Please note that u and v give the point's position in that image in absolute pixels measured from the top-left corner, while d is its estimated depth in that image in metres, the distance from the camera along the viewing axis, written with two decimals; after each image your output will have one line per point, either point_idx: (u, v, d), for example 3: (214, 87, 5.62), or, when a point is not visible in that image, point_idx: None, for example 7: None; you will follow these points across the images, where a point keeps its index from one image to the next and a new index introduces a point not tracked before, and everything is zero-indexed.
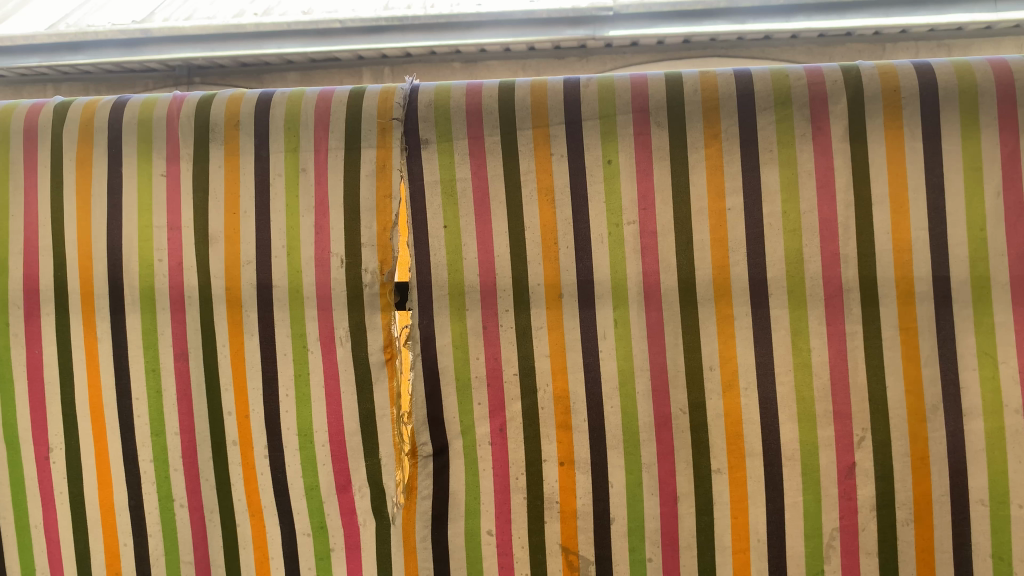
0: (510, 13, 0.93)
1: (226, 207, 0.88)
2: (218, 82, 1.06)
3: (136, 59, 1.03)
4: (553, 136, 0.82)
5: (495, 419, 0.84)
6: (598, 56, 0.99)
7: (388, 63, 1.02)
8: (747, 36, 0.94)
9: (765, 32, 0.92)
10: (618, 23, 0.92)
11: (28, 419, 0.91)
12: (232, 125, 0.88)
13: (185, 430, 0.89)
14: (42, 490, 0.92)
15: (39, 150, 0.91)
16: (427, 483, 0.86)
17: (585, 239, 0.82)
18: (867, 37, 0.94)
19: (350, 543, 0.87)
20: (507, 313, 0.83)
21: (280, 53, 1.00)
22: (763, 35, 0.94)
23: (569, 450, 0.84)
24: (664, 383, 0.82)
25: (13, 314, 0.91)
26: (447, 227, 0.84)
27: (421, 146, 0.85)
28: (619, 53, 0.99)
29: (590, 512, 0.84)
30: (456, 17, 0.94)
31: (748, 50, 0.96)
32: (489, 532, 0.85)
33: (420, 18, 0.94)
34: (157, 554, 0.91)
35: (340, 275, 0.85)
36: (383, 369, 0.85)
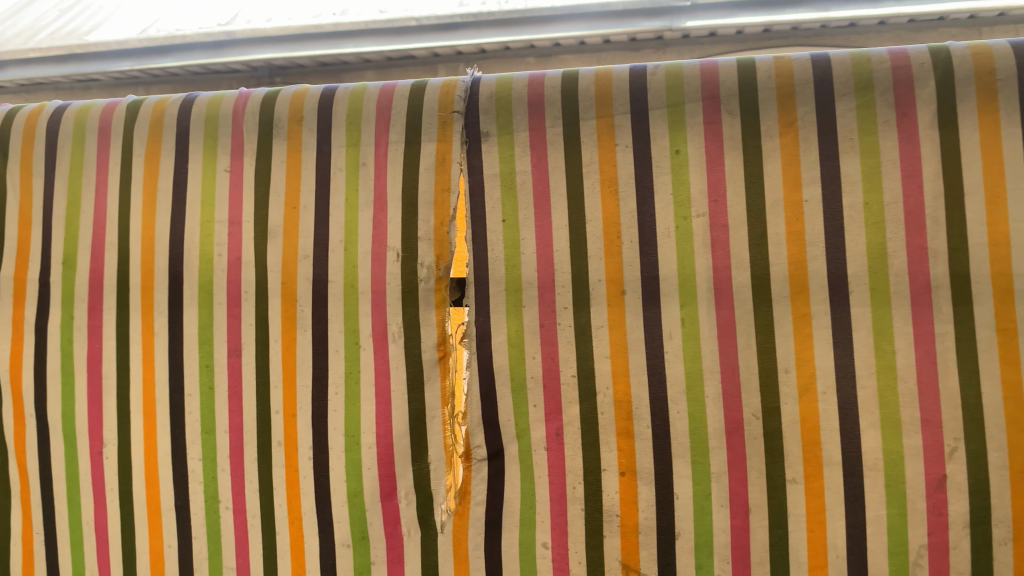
0: (585, 6, 0.91)
1: (286, 201, 0.87)
2: (297, 81, 1.08)
3: (220, 61, 1.04)
4: (617, 126, 0.79)
5: (552, 422, 0.80)
6: (676, 48, 0.96)
7: (463, 60, 1.02)
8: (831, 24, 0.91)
9: (850, 19, 0.88)
10: (696, 13, 0.89)
11: (85, 412, 0.91)
12: (295, 121, 0.87)
13: (234, 428, 0.87)
14: (95, 486, 0.91)
15: (112, 148, 0.92)
16: (481, 489, 0.82)
17: (651, 233, 0.78)
18: (962, 20, 0.90)
19: (392, 556, 0.84)
20: (566, 311, 0.80)
21: (357, 53, 1.00)
22: (848, 22, 0.90)
23: (631, 459, 0.79)
24: (735, 386, 0.77)
25: (78, 308, 0.92)
26: (506, 221, 0.81)
27: (481, 139, 0.82)
28: (696, 43, 0.96)
29: (653, 526, 0.79)
30: (531, 11, 0.92)
31: (833, 38, 0.93)
32: (545, 545, 0.81)
33: (495, 14, 0.92)
34: (201, 557, 0.89)
35: (395, 269, 0.83)
36: (436, 368, 0.82)
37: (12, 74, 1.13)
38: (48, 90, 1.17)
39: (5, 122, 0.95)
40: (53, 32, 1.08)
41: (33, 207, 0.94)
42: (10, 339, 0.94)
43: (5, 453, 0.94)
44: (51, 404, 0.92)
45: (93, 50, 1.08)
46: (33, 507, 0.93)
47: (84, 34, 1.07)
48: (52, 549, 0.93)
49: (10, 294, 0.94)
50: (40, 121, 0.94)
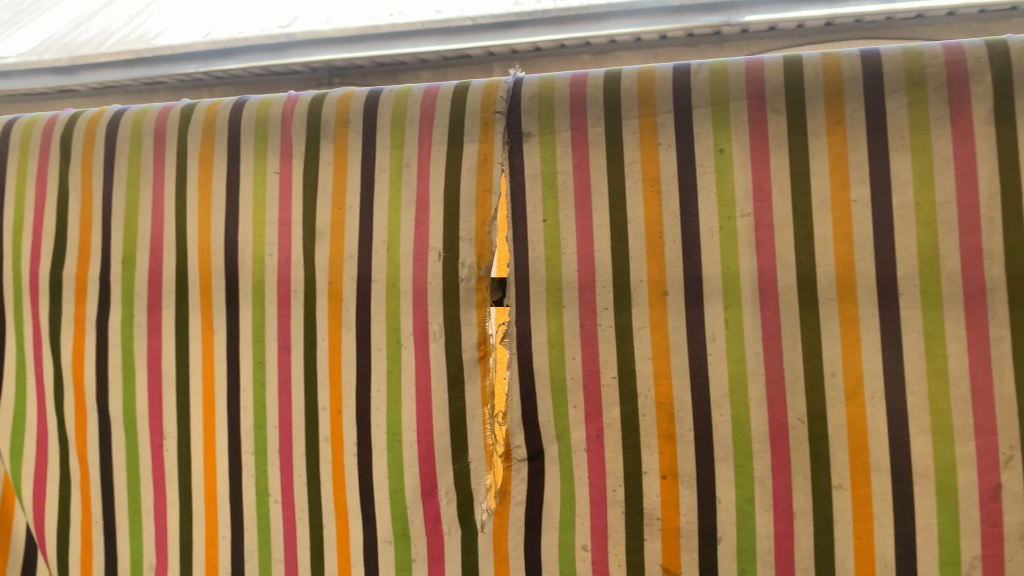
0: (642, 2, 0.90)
1: (333, 203, 0.88)
2: (356, 82, 1.09)
3: (280, 63, 1.06)
4: (660, 125, 0.78)
5: (592, 424, 0.80)
6: (734, 42, 0.95)
7: (518, 58, 1.02)
8: (896, 16, 0.89)
9: (916, 11, 0.87)
10: (755, 7, 0.88)
11: (146, 406, 0.94)
12: (342, 123, 0.88)
13: (283, 424, 0.89)
14: (156, 477, 0.94)
15: (167, 151, 0.94)
16: (521, 489, 0.82)
17: (694, 233, 0.77)
18: None
19: (433, 553, 0.85)
20: (607, 311, 0.79)
21: (414, 53, 1.01)
22: (915, 14, 0.88)
23: (672, 463, 0.78)
24: (780, 390, 0.75)
25: (137, 305, 0.95)
26: (547, 222, 0.81)
27: (523, 139, 0.82)
28: (756, 38, 0.94)
29: (695, 530, 0.78)
30: (587, 8, 0.92)
31: (898, 31, 0.91)
32: (584, 547, 0.80)
33: (551, 11, 0.93)
34: (252, 548, 0.91)
35: (437, 269, 0.84)
36: (476, 367, 0.83)
37: (84, 79, 1.17)
38: (119, 94, 1.20)
39: (68, 126, 0.98)
40: (123, 38, 1.12)
41: (93, 208, 0.97)
42: (73, 335, 0.97)
43: (68, 445, 0.98)
44: (112, 397, 0.95)
45: (159, 54, 1.10)
46: (94, 497, 0.96)
47: (151, 39, 1.10)
48: (113, 536, 0.96)
49: (72, 293, 0.97)
50: (100, 125, 0.97)
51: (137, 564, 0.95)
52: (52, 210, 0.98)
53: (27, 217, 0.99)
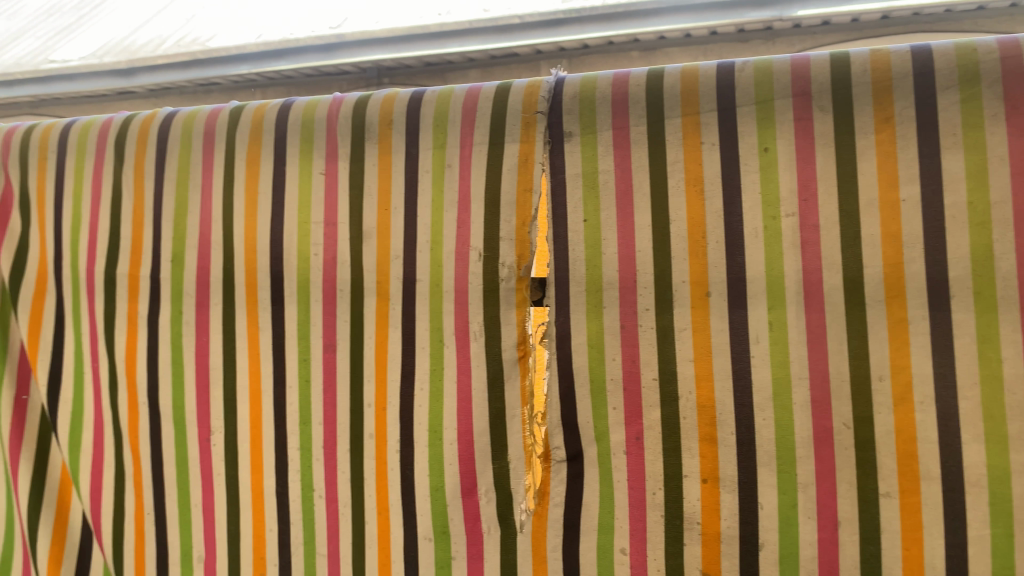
0: None
1: (377, 203, 0.89)
2: (404, 82, 1.10)
3: (331, 64, 1.08)
4: (704, 124, 0.77)
5: (632, 426, 0.79)
6: (786, 37, 0.94)
7: (566, 56, 1.02)
8: (957, 8, 0.86)
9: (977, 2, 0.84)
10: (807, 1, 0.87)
11: (194, 401, 0.96)
12: (385, 125, 0.89)
13: (328, 420, 0.90)
14: (203, 472, 0.96)
15: (216, 152, 0.96)
16: (560, 490, 0.82)
17: (738, 233, 0.76)
18: None
19: (472, 552, 0.85)
20: (648, 312, 0.78)
21: (461, 52, 1.01)
22: (976, 5, 0.85)
23: (713, 466, 0.77)
24: (825, 394, 0.73)
25: (186, 303, 0.97)
26: (587, 222, 0.80)
27: (564, 139, 0.82)
28: (809, 33, 0.93)
29: (736, 536, 0.76)
30: (635, 4, 0.92)
31: (958, 23, 0.89)
32: (623, 550, 0.80)
33: (597, 8, 0.93)
34: (297, 542, 0.92)
35: (478, 269, 0.84)
36: (516, 367, 0.83)
37: (142, 81, 1.20)
38: (175, 96, 1.23)
39: (123, 128, 1.01)
40: (179, 40, 1.16)
41: (145, 208, 0.99)
42: (126, 331, 1.00)
43: (121, 439, 1.00)
44: (163, 393, 0.98)
45: (214, 55, 1.13)
46: (145, 489, 0.99)
47: (205, 41, 1.14)
48: (163, 527, 0.98)
49: (125, 291, 1.00)
50: (153, 127, 0.99)
51: (187, 555, 0.97)
52: (107, 210, 1.01)
53: (84, 217, 1.02)
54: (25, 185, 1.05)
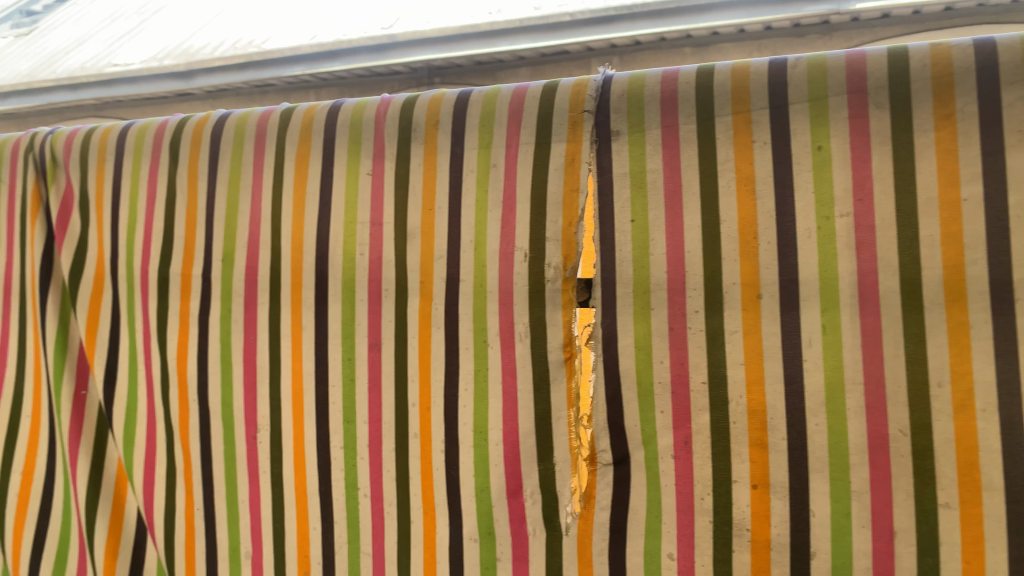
0: None
1: (422, 203, 0.89)
2: (455, 82, 1.09)
3: (382, 64, 1.08)
4: (755, 122, 0.76)
5: (680, 430, 0.78)
6: (844, 31, 0.91)
7: (617, 53, 1.00)
8: None
9: None
10: None
11: (241, 399, 0.98)
12: (432, 125, 0.88)
13: (372, 419, 0.91)
14: (249, 467, 0.98)
15: (267, 153, 0.97)
16: (606, 494, 0.81)
17: (790, 234, 0.74)
18: None
19: (518, 553, 0.85)
20: (697, 314, 0.77)
21: (512, 50, 1.00)
22: None
23: (764, 472, 0.75)
24: (881, 399, 0.71)
25: (235, 302, 0.98)
26: (635, 221, 0.79)
27: (611, 138, 0.81)
28: (868, 26, 0.90)
29: (787, 544, 0.75)
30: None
31: None
32: (671, 555, 0.79)
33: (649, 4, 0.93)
34: (342, 540, 0.93)
35: (523, 269, 0.83)
36: (561, 368, 0.82)
37: (199, 83, 1.22)
38: (230, 97, 1.24)
39: (177, 130, 1.03)
40: (237, 44, 1.19)
41: (198, 209, 1.01)
42: (177, 329, 1.02)
43: (173, 434, 1.03)
44: (212, 390, 0.99)
45: (270, 57, 1.14)
46: (195, 484, 1.01)
47: (262, 43, 1.17)
48: (212, 522, 1.00)
49: (177, 289, 1.02)
50: (205, 129, 1.01)
51: (235, 550, 0.99)
52: (161, 211, 1.03)
53: (139, 218, 1.04)
54: (83, 186, 1.08)
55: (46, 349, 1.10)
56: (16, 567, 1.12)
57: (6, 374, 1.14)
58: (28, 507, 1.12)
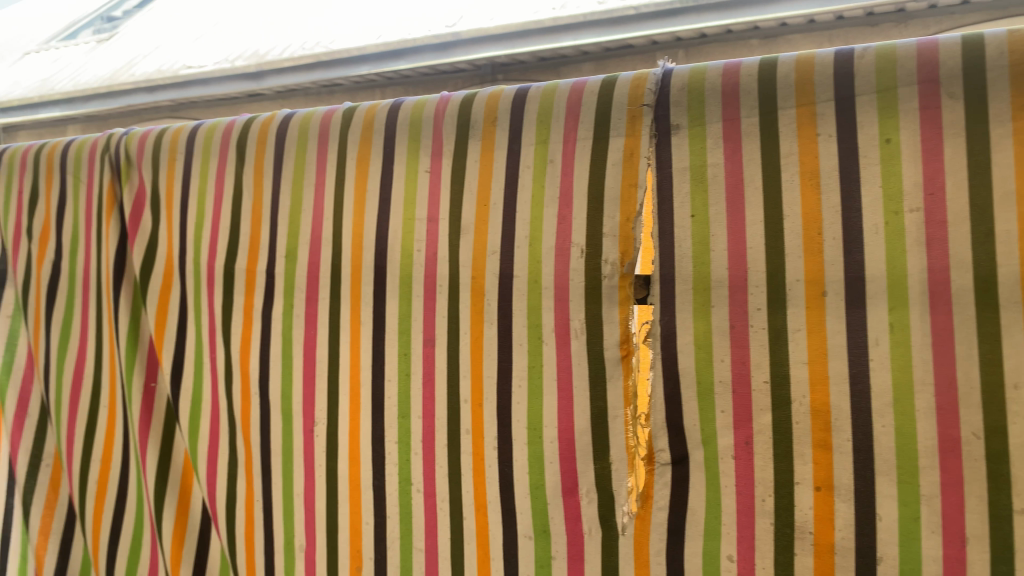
0: None
1: (478, 199, 0.89)
2: (518, 78, 1.10)
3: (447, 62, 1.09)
4: (820, 114, 0.73)
5: (741, 430, 0.76)
6: (920, 19, 0.88)
7: (683, 46, 0.99)
8: None
9: None
10: None
11: (300, 392, 1.00)
12: (489, 121, 0.88)
13: (427, 414, 0.92)
14: (306, 460, 1.00)
15: (330, 151, 0.98)
16: (664, 494, 0.80)
17: (856, 229, 0.72)
18: None
19: (573, 553, 0.84)
20: (759, 312, 0.75)
21: (576, 45, 1.01)
22: None
23: (828, 474, 0.73)
24: (953, 401, 0.68)
25: (297, 297, 1.00)
26: (694, 217, 0.78)
27: (671, 132, 0.80)
28: (945, 13, 0.87)
29: (852, 548, 0.72)
30: None
31: None
32: (730, 557, 0.77)
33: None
34: (394, 535, 0.95)
35: (580, 265, 0.83)
36: (619, 365, 0.81)
37: (270, 83, 1.26)
38: (300, 97, 1.27)
39: (244, 130, 1.05)
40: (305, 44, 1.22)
41: (263, 206, 1.03)
42: (241, 324, 1.04)
43: (235, 428, 1.05)
44: (273, 383, 1.02)
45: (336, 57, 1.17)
46: (255, 476, 1.04)
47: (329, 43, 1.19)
48: (270, 514, 1.02)
49: (242, 284, 1.04)
50: (271, 128, 1.03)
51: (290, 545, 1.01)
52: (228, 209, 1.06)
53: (207, 215, 1.07)
54: (155, 185, 1.11)
55: (120, 343, 1.14)
56: (95, 551, 1.18)
57: (85, 367, 1.18)
58: (105, 495, 1.16)
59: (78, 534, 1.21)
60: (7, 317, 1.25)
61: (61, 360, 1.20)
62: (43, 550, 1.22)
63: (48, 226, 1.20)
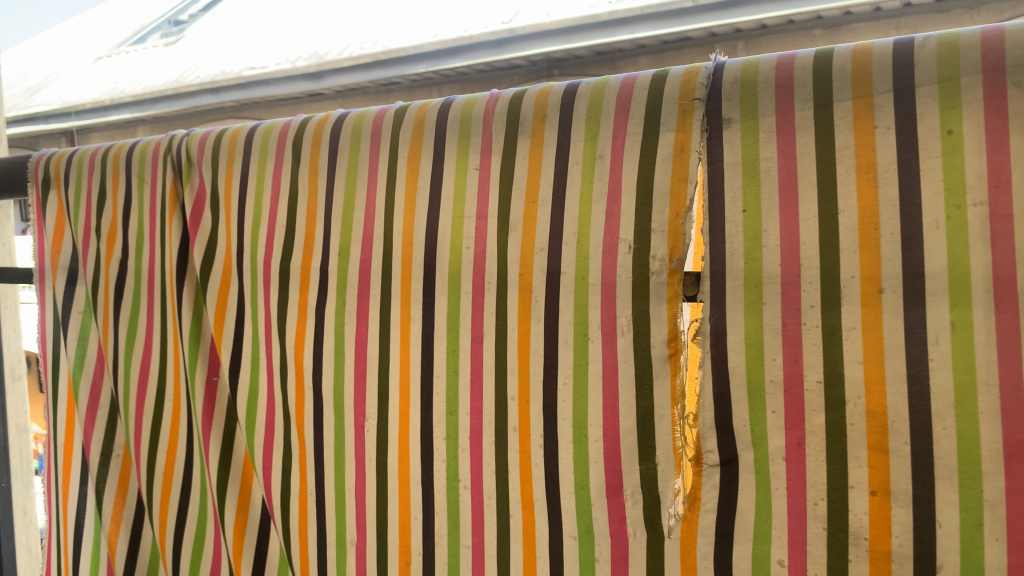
0: None
1: (526, 196, 0.89)
2: (575, 71, 1.17)
3: (501, 58, 1.21)
4: (878, 106, 0.71)
5: (793, 431, 0.74)
6: (993, 6, 0.89)
7: (742, 38, 1.05)
8: None
9: None
10: None
11: (352, 388, 1.01)
12: (539, 118, 0.87)
13: (474, 411, 0.92)
14: (357, 455, 1.01)
15: (382, 151, 0.98)
16: (712, 496, 0.78)
17: (916, 225, 0.69)
18: None
19: (617, 555, 0.84)
20: (813, 309, 0.73)
21: (633, 38, 1.09)
22: None
23: (884, 478, 0.70)
24: (1018, 404, 0.65)
25: (349, 294, 1.01)
26: (747, 212, 0.76)
27: (723, 126, 0.78)
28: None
29: (909, 555, 0.70)
30: None
31: None
32: (780, 562, 0.75)
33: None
34: (442, 531, 0.95)
35: (627, 262, 0.82)
36: (667, 364, 0.80)
37: (329, 82, 1.39)
38: (359, 94, 1.39)
39: (299, 132, 1.04)
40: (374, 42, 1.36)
41: (318, 206, 1.04)
42: (296, 320, 1.05)
43: (290, 424, 1.07)
44: (325, 378, 1.03)
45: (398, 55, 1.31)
46: (308, 469, 1.05)
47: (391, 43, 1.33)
48: (323, 508, 1.04)
49: (297, 282, 1.05)
50: (325, 130, 1.02)
51: (341, 538, 1.03)
52: (284, 208, 1.07)
53: (263, 215, 1.08)
54: (215, 185, 1.13)
55: (182, 339, 1.17)
56: (162, 539, 1.22)
57: (151, 366, 1.22)
58: (171, 486, 1.20)
59: (147, 525, 1.25)
60: (80, 313, 1.29)
61: (129, 356, 1.23)
62: (115, 538, 1.27)
63: (115, 225, 1.23)
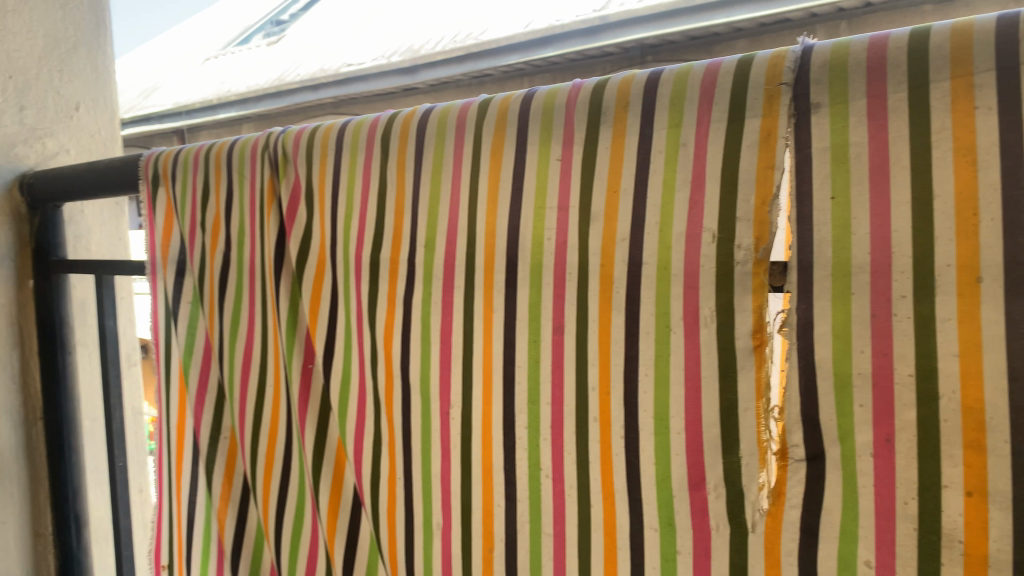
0: None
1: (608, 185, 0.88)
2: (670, 53, 1.83)
3: (597, 39, 1.93)
4: (978, 86, 0.67)
5: (882, 426, 0.72)
6: None
7: (836, 17, 1.58)
8: None
9: None
10: None
11: (438, 377, 1.03)
12: (622, 107, 0.87)
13: (555, 401, 0.93)
14: (443, 442, 1.03)
15: (465, 143, 0.99)
16: (797, 492, 0.77)
17: (1019, 210, 0.65)
18: None
19: (699, 548, 0.84)
20: (904, 300, 0.70)
21: (727, 23, 1.68)
22: None
23: (981, 478, 0.67)
24: None
25: (435, 285, 1.03)
26: (835, 199, 0.73)
27: (811, 111, 0.75)
28: None
29: (1008, 561, 0.67)
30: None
31: None
32: (868, 563, 0.73)
33: None
34: (524, 518, 0.96)
35: (711, 251, 0.81)
36: (751, 356, 0.79)
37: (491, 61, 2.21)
38: (459, 86, 2.36)
39: (388, 127, 1.07)
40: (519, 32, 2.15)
41: (405, 199, 1.06)
42: (385, 310, 1.08)
43: (380, 410, 1.10)
44: (413, 366, 1.05)
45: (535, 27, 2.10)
46: (397, 454, 1.09)
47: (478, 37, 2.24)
48: (411, 493, 1.07)
49: (386, 273, 1.08)
50: (412, 125, 1.04)
51: (428, 522, 1.06)
52: (373, 202, 1.09)
53: (354, 208, 1.11)
54: (309, 180, 1.16)
55: (280, 327, 1.22)
56: (265, 517, 1.27)
57: (253, 354, 1.27)
58: (272, 468, 1.26)
59: (252, 507, 1.31)
60: (188, 303, 1.36)
61: (233, 343, 1.30)
62: (224, 515, 1.34)
63: (218, 220, 1.29)
